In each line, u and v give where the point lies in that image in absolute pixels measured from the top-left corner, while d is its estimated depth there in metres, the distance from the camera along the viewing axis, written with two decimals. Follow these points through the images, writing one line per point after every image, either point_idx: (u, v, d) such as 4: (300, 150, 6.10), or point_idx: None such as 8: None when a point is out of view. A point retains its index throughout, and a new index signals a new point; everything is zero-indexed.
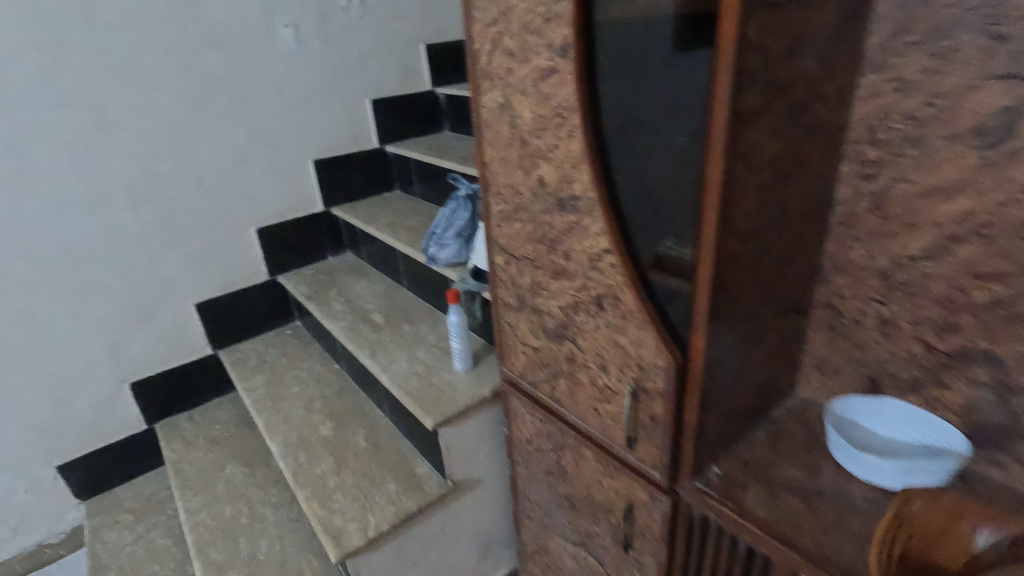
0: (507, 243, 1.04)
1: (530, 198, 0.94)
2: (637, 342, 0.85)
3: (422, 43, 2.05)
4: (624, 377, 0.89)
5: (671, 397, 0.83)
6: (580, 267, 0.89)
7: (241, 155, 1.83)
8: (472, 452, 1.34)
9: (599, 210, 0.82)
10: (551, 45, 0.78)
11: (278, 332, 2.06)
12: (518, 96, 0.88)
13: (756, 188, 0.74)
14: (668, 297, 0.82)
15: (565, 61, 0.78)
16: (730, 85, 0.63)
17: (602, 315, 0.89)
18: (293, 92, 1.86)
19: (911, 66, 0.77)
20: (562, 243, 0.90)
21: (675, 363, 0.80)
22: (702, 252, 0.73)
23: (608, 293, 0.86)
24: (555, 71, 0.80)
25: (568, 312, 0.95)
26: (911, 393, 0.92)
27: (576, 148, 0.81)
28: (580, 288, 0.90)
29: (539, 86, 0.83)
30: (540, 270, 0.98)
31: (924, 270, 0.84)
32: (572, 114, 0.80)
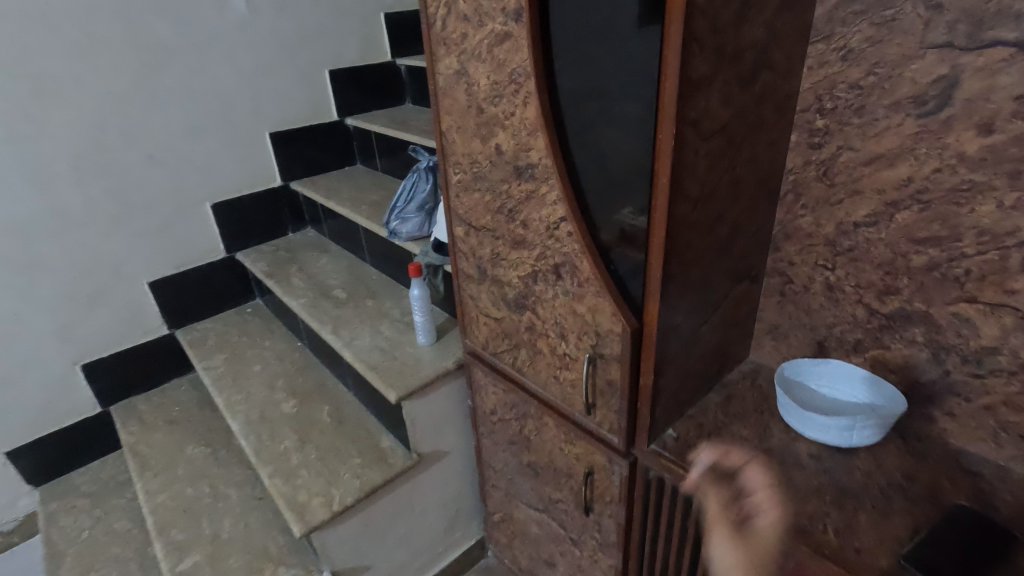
0: (466, 214, 1.04)
1: (488, 167, 0.93)
2: (594, 310, 0.86)
3: (381, 11, 1.99)
4: (582, 345, 0.91)
5: (627, 363, 0.85)
6: (538, 236, 0.89)
7: (193, 126, 1.75)
8: (437, 425, 1.35)
9: (555, 177, 0.82)
10: (505, 9, 0.77)
11: (239, 310, 2.01)
12: (473, 63, 0.87)
13: (707, 155, 0.74)
14: (624, 265, 0.83)
15: (519, 25, 0.77)
16: (679, 50, 0.63)
17: (560, 284, 0.89)
18: (246, 61, 1.78)
19: (856, 35, 0.79)
20: (520, 213, 0.90)
21: (631, 330, 0.82)
22: (655, 220, 0.74)
23: (566, 261, 0.86)
24: (509, 36, 0.79)
25: (528, 282, 0.96)
26: (854, 355, 0.97)
27: (532, 115, 0.81)
28: (539, 257, 0.91)
29: (494, 52, 0.82)
30: (501, 241, 0.98)
31: (866, 236, 0.88)
32: (527, 81, 0.79)
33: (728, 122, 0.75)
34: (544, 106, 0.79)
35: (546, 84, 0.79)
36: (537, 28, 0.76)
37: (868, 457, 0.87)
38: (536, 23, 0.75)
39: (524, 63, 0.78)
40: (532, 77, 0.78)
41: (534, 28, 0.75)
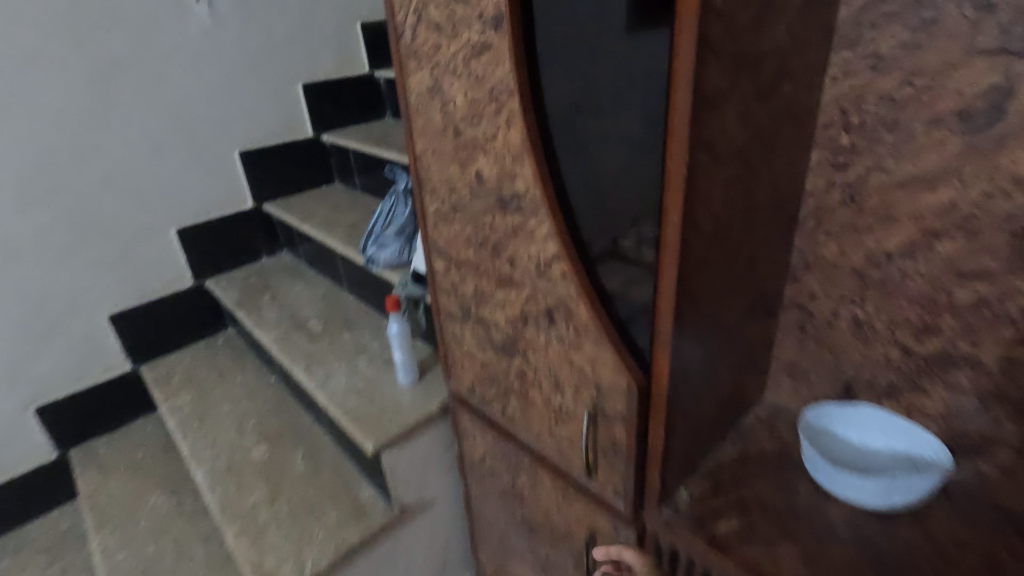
0: (445, 247, 0.92)
1: (468, 196, 0.81)
2: (594, 361, 0.74)
3: (357, 21, 1.88)
4: (580, 399, 0.79)
5: (634, 422, 0.73)
6: (527, 276, 0.78)
7: (155, 147, 1.62)
8: (421, 473, 1.23)
9: (545, 210, 0.70)
10: (482, 16, 0.66)
11: (209, 342, 1.87)
12: (448, 78, 0.75)
13: (723, 184, 0.63)
14: (628, 310, 0.72)
15: (498, 35, 0.65)
16: (692, 62, 0.51)
17: (553, 330, 0.78)
18: (210, 76, 1.66)
19: (889, 40, 0.68)
20: (506, 248, 0.79)
21: (637, 386, 0.70)
22: (664, 261, 0.62)
23: (560, 305, 0.75)
24: (488, 48, 0.67)
25: (517, 326, 0.84)
26: (887, 399, 0.86)
27: (516, 139, 0.70)
28: (529, 298, 0.79)
29: (470, 66, 0.71)
30: (485, 278, 0.86)
31: (901, 268, 0.77)
32: (510, 99, 0.68)
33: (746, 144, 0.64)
34: (531, 127, 0.68)
35: (532, 102, 0.68)
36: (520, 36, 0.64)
37: (912, 522, 0.75)
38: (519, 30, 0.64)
39: (507, 77, 0.67)
40: (516, 94, 0.67)
41: (517, 36, 0.64)
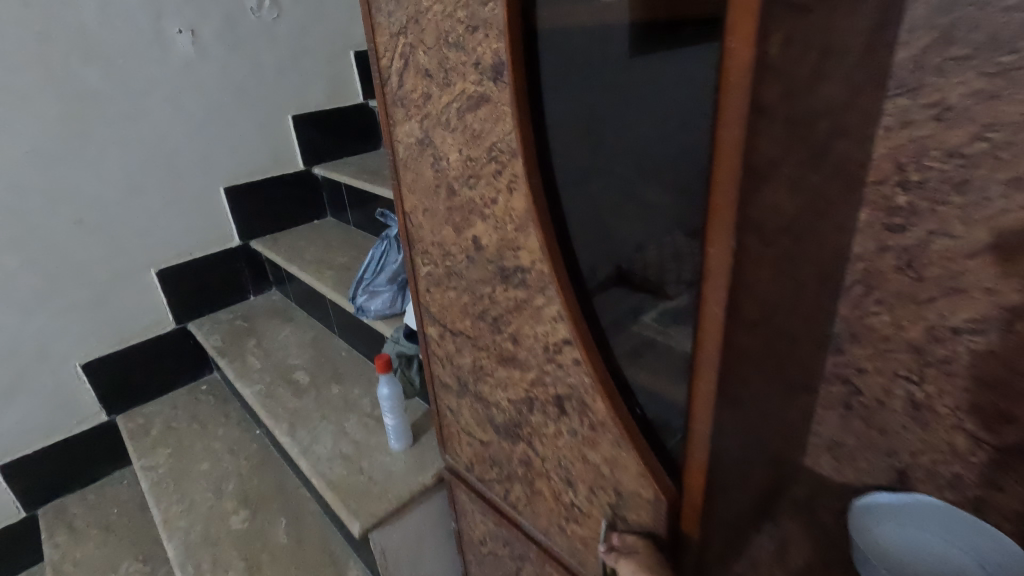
0: (439, 314, 0.81)
1: (464, 263, 0.71)
2: (613, 461, 0.63)
3: (350, 50, 1.80)
4: (598, 500, 0.68)
5: (662, 537, 0.62)
6: (534, 357, 0.67)
7: (133, 185, 1.52)
8: (414, 552, 1.10)
9: (556, 287, 0.60)
10: (479, 64, 0.56)
11: (192, 388, 1.76)
12: (440, 132, 0.65)
13: (772, 264, 0.52)
14: (654, 404, 0.61)
15: (498, 87, 0.55)
16: (741, 131, 0.41)
17: (565, 420, 0.67)
18: (193, 110, 1.57)
19: (959, 86, 0.58)
20: (509, 324, 0.68)
21: (666, 499, 0.59)
22: (701, 359, 0.51)
23: (572, 394, 0.64)
24: (486, 100, 0.57)
25: (521, 409, 0.73)
26: (950, 491, 0.74)
27: (520, 206, 0.59)
28: (535, 382, 0.69)
29: (465, 120, 0.61)
30: (484, 353, 0.75)
31: (971, 346, 0.66)
32: (513, 160, 0.58)
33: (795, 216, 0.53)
34: (538, 194, 0.58)
35: (539, 165, 0.58)
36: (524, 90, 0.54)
37: None
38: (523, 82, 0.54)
39: (509, 135, 0.57)
40: (520, 156, 0.57)
41: (521, 89, 0.54)
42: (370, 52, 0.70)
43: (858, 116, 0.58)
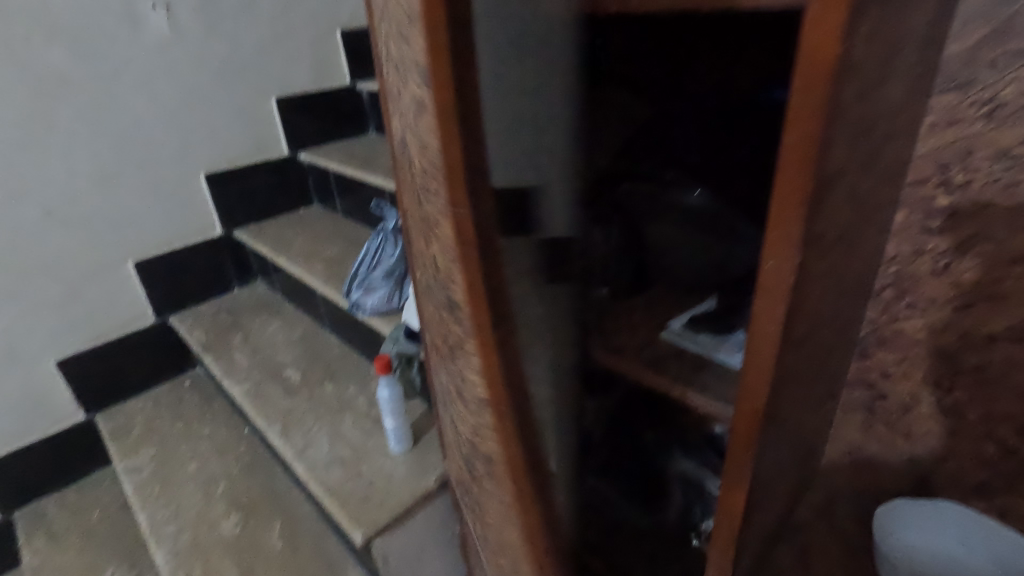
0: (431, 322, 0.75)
1: (433, 282, 0.64)
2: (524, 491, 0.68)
3: (337, 29, 1.71)
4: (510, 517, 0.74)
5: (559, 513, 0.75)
6: (471, 393, 0.65)
7: (107, 172, 1.42)
8: (416, 558, 1.07)
9: (482, 337, 0.58)
10: (416, 63, 0.48)
11: (174, 384, 1.67)
12: (409, 133, 0.56)
13: (825, 276, 0.49)
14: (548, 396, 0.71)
15: (427, 95, 0.48)
16: (816, 137, 0.37)
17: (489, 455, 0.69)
18: (169, 92, 1.47)
19: (1012, 84, 0.55)
20: (458, 357, 0.65)
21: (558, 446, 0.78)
22: (746, 381, 0.48)
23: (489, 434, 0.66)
24: (424, 107, 0.50)
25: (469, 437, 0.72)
26: (974, 498, 0.73)
27: (450, 235, 0.54)
28: (471, 416, 0.68)
29: (416, 126, 0.53)
30: (450, 374, 0.71)
31: (1007, 354, 0.64)
32: (442, 186, 0.52)
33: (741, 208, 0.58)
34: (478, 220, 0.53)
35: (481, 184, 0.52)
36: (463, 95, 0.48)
37: None
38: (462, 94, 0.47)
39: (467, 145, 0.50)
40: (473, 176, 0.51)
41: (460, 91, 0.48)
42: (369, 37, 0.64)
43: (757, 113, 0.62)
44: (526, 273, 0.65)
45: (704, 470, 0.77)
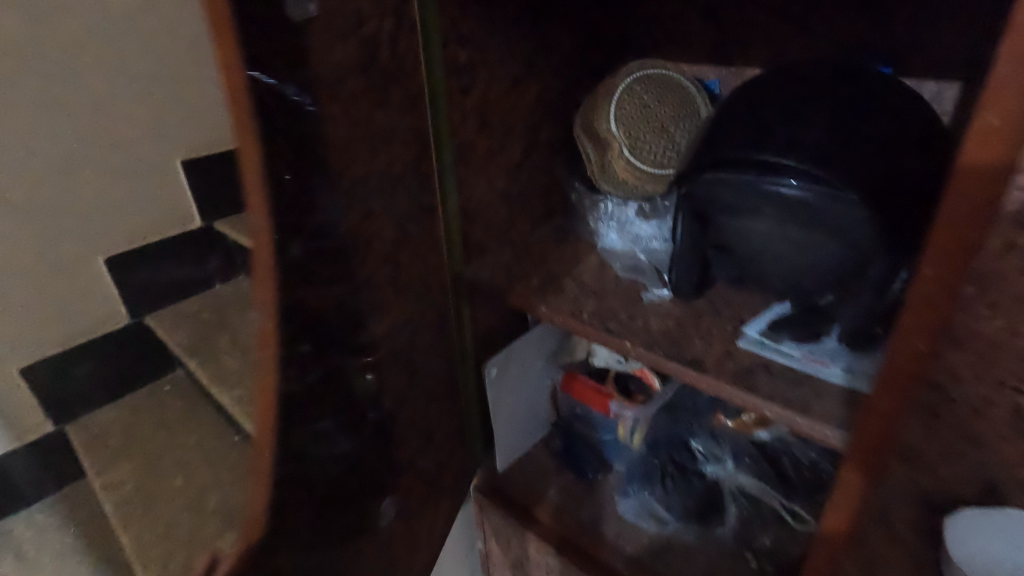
0: (440, 309, 0.72)
1: (429, 231, 0.66)
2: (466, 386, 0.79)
3: None
4: (465, 431, 0.83)
5: (499, 425, 0.85)
6: (433, 320, 0.71)
7: (71, 156, 1.22)
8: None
9: (428, 257, 0.67)
10: (394, 15, 0.53)
11: (152, 390, 1.41)
12: (413, 87, 0.58)
13: None
14: (495, 325, 0.80)
15: (403, 47, 0.56)
16: None
17: (449, 377, 0.77)
18: (141, 68, 1.25)
19: None
20: (435, 292, 0.70)
21: (509, 385, 0.84)
22: (874, 405, 0.39)
23: (444, 348, 0.74)
24: (408, 52, 0.56)
25: (445, 377, 0.76)
26: None
27: (415, 165, 0.61)
28: (441, 351, 0.74)
29: (408, 73, 0.57)
30: (438, 327, 0.73)
31: None
32: (414, 123, 0.59)
33: (852, 208, 0.47)
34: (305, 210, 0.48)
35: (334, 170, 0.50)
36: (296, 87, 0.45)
37: None
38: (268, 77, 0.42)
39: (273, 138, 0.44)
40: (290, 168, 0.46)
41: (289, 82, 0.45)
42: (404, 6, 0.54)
43: (872, 103, 0.52)
44: (490, 215, 0.72)
45: (763, 488, 0.77)
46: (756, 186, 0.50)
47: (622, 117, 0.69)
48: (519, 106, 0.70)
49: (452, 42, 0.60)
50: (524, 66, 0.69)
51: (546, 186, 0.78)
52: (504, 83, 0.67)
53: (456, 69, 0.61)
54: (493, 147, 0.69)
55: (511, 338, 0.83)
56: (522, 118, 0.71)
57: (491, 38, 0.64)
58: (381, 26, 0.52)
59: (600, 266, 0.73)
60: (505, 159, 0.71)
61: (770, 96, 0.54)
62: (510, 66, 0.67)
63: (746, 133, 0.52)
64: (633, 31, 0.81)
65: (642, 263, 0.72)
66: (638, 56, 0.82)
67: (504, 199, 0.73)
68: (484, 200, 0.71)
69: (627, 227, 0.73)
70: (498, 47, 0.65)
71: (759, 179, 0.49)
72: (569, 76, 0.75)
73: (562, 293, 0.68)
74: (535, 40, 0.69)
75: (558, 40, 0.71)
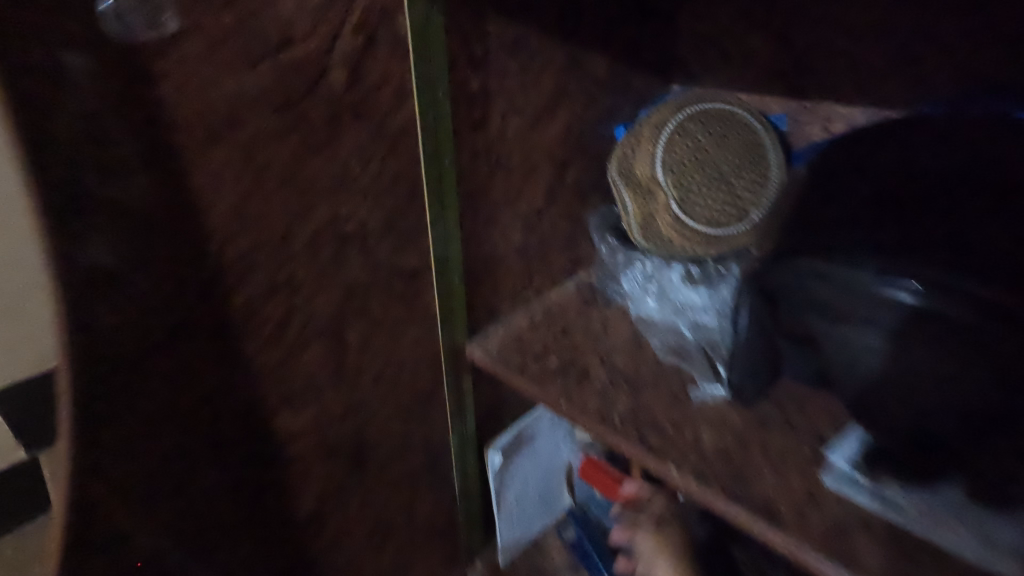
0: (431, 387, 0.57)
1: (419, 299, 0.52)
2: (460, 474, 0.65)
3: None
4: (457, 523, 0.68)
5: (502, 514, 0.70)
6: (419, 403, 0.57)
7: None
8: None
9: (414, 328, 0.53)
10: (370, 29, 0.39)
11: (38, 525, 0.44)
12: (397, 124, 0.43)
13: None
14: (499, 399, 0.66)
15: (384, 71, 0.41)
16: None
17: (440, 464, 0.62)
18: None
19: None
20: (421, 369, 0.55)
21: (516, 469, 0.69)
22: None
23: (434, 431, 0.59)
24: (392, 76, 0.42)
25: (435, 465, 0.62)
26: None
27: (399, 222, 0.47)
28: (430, 437, 0.60)
29: (391, 106, 0.42)
30: (428, 409, 0.58)
31: None
32: (397, 170, 0.45)
33: (972, 362, 0.34)
34: (182, 316, 0.36)
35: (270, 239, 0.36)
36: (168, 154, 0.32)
37: None
38: (94, 154, 0.29)
39: (124, 218, 0.31)
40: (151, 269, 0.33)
41: (159, 149, 0.31)
42: (397, 16, 0.40)
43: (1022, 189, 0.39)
44: (496, 272, 0.58)
45: None
46: (861, 289, 0.37)
47: (671, 163, 0.55)
48: (536, 143, 0.56)
49: (462, 64, 0.46)
50: (544, 95, 0.54)
51: (569, 233, 0.64)
52: (519, 116, 0.53)
53: (465, 98, 0.47)
54: (504, 192, 0.55)
55: (517, 412, 0.69)
56: (546, 155, 0.58)
57: (512, 59, 0.50)
58: (348, 45, 0.38)
59: (635, 341, 0.58)
60: (524, 206, 0.57)
61: (893, 177, 0.42)
62: (533, 93, 0.53)
63: (854, 225, 0.40)
64: (681, 49, 0.67)
65: (689, 342, 0.57)
66: (686, 80, 0.68)
67: (519, 253, 0.59)
68: (496, 255, 0.57)
69: (670, 293, 0.59)
70: (520, 70, 0.51)
71: (857, 279, 0.37)
72: (602, 102, 0.61)
73: (588, 381, 0.53)
74: (566, 61, 0.55)
75: (593, 61, 0.58)
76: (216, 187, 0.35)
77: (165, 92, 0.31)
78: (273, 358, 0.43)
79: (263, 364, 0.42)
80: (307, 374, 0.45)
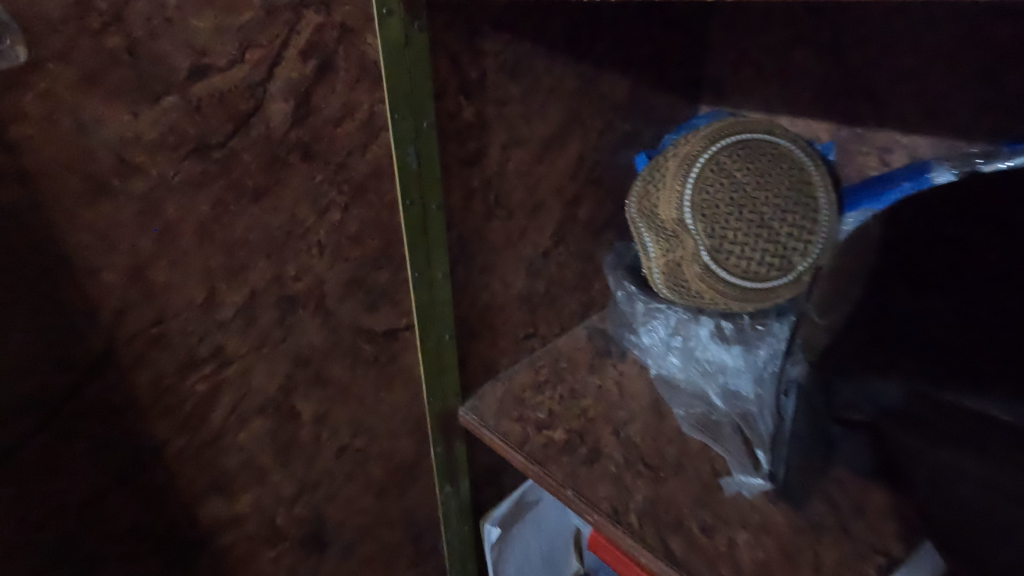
0: (418, 460, 0.49)
1: (399, 362, 0.44)
2: (450, 550, 0.56)
3: None
4: None
5: None
6: (401, 478, 0.48)
7: None
8: None
9: (395, 395, 0.45)
10: (326, 51, 0.32)
11: None
12: (366, 163, 0.36)
13: None
14: (497, 462, 0.57)
15: (346, 101, 0.33)
16: None
17: (428, 541, 0.54)
18: None
19: None
20: (404, 440, 0.47)
21: (520, 540, 0.60)
22: None
23: (419, 506, 0.51)
24: (358, 108, 0.34)
25: (422, 543, 0.54)
26: None
27: (371, 277, 0.39)
28: (415, 513, 0.51)
29: (357, 142, 0.35)
30: (413, 484, 0.50)
31: None
32: (368, 217, 0.37)
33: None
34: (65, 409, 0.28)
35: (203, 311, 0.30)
36: (23, 211, 0.25)
37: None
38: None
39: None
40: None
41: (6, 203, 0.24)
42: (363, 36, 0.33)
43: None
44: (495, 324, 0.50)
45: None
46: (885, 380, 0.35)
47: (701, 204, 0.45)
48: (542, 178, 0.48)
49: (451, 91, 0.38)
50: (552, 122, 0.47)
51: (581, 276, 0.56)
52: (523, 148, 0.45)
53: (456, 130, 0.40)
54: (506, 235, 0.47)
55: (519, 475, 0.60)
56: (555, 190, 0.49)
57: (514, 83, 0.42)
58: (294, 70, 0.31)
59: (656, 409, 0.50)
60: (528, 250, 0.49)
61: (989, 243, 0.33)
62: (539, 121, 0.45)
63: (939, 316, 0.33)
64: (710, 66, 0.59)
65: (719, 413, 0.49)
66: (716, 100, 0.60)
67: (523, 302, 0.51)
68: (495, 306, 0.49)
69: (696, 352, 0.50)
70: (523, 95, 0.43)
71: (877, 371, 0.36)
72: (620, 129, 0.53)
73: (599, 462, 0.45)
74: (578, 83, 0.47)
75: (610, 82, 0.50)
76: (113, 247, 0.28)
77: (22, 135, 0.24)
78: (210, 445, 0.35)
79: (197, 453, 0.35)
80: (255, 457, 0.38)
